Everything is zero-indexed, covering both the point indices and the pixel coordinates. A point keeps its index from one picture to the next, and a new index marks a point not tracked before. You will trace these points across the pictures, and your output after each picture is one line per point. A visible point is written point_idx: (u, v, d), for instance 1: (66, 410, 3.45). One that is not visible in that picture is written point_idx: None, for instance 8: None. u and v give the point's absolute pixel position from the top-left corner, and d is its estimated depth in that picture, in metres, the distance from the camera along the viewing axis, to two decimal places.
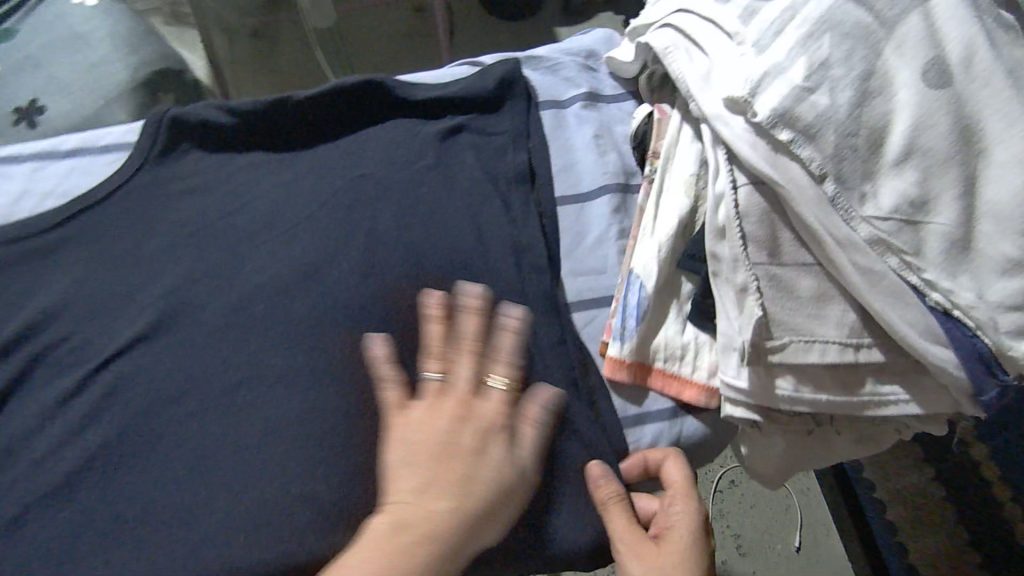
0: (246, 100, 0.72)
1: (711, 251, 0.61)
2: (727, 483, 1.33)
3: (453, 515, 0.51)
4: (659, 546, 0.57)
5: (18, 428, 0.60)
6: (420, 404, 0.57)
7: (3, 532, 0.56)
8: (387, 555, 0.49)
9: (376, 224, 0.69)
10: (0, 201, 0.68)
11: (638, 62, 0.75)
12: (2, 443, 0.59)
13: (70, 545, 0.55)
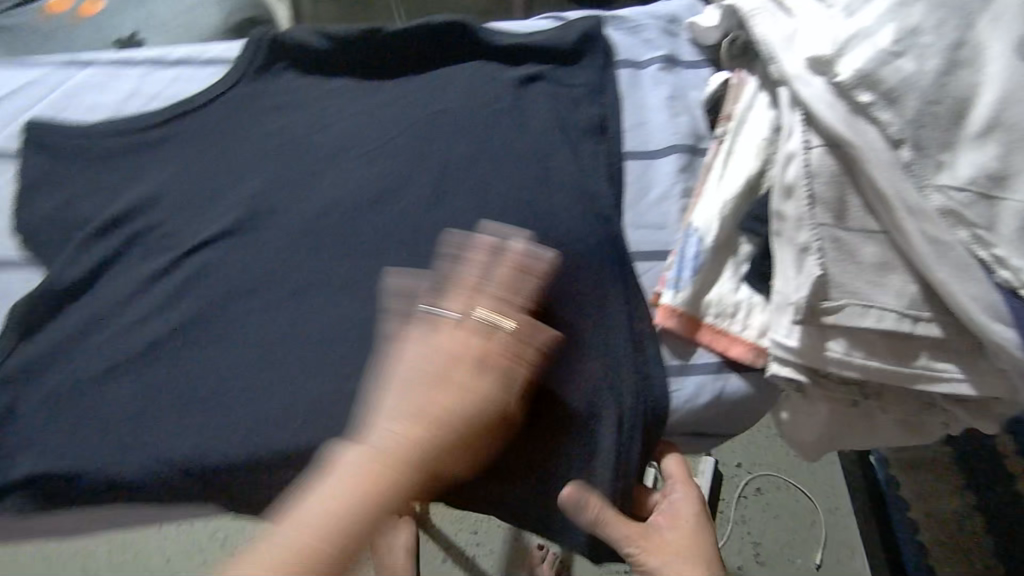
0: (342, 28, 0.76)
1: (776, 210, 0.61)
2: (752, 490, 1.32)
3: (416, 439, 0.56)
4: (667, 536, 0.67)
5: (108, 299, 0.66)
6: (441, 329, 0.60)
7: (94, 387, 0.62)
8: (378, 462, 0.54)
9: (449, 155, 0.72)
10: (113, 98, 0.73)
11: (721, 28, 0.76)
12: (94, 310, 0.65)
13: (154, 405, 0.62)
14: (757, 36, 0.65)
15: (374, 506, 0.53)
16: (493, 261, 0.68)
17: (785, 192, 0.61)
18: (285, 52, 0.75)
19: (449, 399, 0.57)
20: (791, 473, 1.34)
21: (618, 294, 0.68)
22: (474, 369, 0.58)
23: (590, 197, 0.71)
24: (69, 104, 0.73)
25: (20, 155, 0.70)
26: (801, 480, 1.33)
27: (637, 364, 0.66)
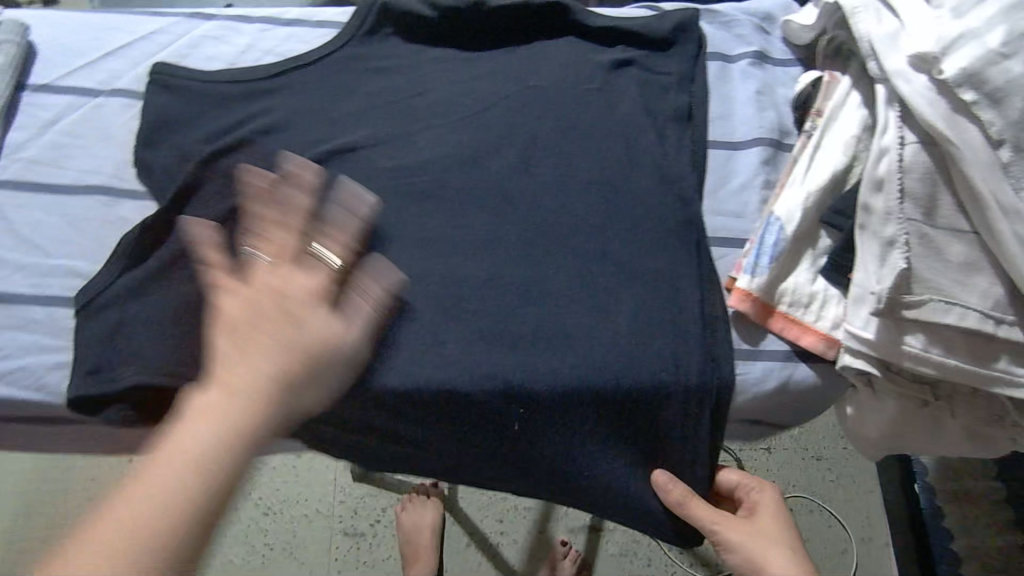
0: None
1: (864, 202, 0.62)
2: None
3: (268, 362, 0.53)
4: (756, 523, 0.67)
5: None
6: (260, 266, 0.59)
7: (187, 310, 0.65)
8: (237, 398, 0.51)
9: (538, 129, 0.75)
10: (229, 49, 0.78)
11: (818, 27, 0.76)
12: None
13: None
14: (856, 34, 0.65)
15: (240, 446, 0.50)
16: (573, 231, 0.70)
17: (875, 186, 0.61)
18: (392, 19, 0.79)
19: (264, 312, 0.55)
20: (827, 498, 1.27)
21: (693, 274, 0.69)
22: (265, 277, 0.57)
23: (673, 178, 0.73)
24: (192, 52, 0.78)
25: (142, 94, 0.75)
26: (835, 506, 1.27)
27: (708, 343, 0.67)
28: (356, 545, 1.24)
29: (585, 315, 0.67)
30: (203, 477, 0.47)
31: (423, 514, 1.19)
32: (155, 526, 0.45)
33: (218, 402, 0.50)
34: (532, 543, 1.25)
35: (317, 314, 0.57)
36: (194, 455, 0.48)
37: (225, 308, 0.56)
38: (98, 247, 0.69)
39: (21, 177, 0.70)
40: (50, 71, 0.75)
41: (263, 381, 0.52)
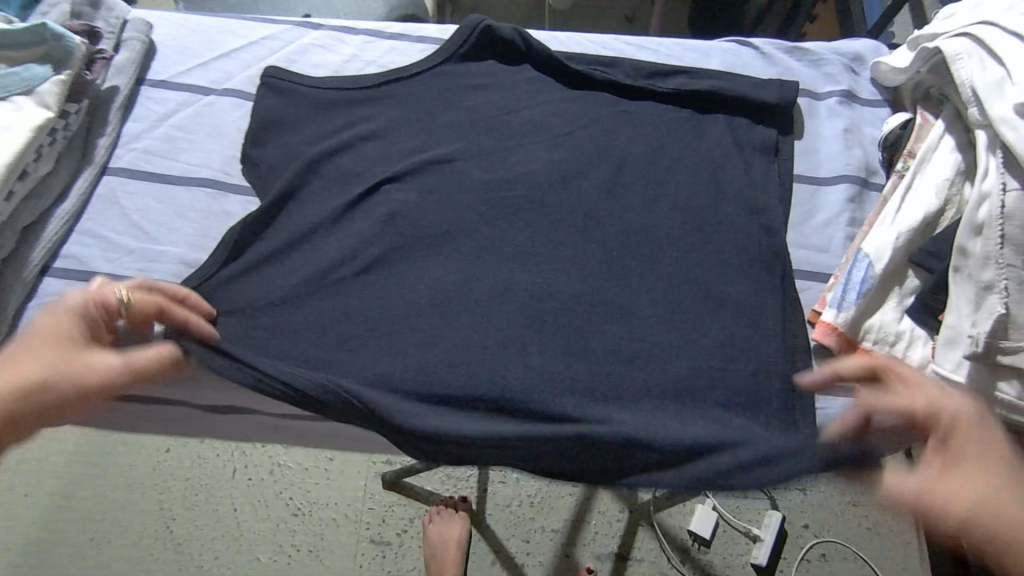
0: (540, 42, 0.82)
1: (961, 245, 0.62)
2: (817, 555, 1.23)
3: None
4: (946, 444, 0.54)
5: (301, 228, 0.71)
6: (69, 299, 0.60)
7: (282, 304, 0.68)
8: None
9: (626, 153, 0.77)
10: (335, 58, 0.82)
11: (911, 70, 0.77)
12: (288, 236, 0.71)
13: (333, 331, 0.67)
14: (958, 80, 0.67)
15: None
16: (658, 254, 0.71)
17: (974, 229, 0.62)
18: (488, 46, 0.82)
19: None
20: (861, 545, 1.22)
21: (779, 305, 0.70)
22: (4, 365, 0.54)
23: (759, 209, 0.74)
24: (300, 59, 0.81)
25: (253, 95, 0.79)
26: (870, 554, 1.22)
27: (787, 375, 0.67)
28: (381, 553, 1.22)
29: (665, 335, 0.68)
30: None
31: (450, 527, 1.17)
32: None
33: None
34: (557, 566, 1.22)
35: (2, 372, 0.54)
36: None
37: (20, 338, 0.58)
38: (202, 236, 0.71)
39: (134, 166, 0.74)
40: (168, 68, 0.79)
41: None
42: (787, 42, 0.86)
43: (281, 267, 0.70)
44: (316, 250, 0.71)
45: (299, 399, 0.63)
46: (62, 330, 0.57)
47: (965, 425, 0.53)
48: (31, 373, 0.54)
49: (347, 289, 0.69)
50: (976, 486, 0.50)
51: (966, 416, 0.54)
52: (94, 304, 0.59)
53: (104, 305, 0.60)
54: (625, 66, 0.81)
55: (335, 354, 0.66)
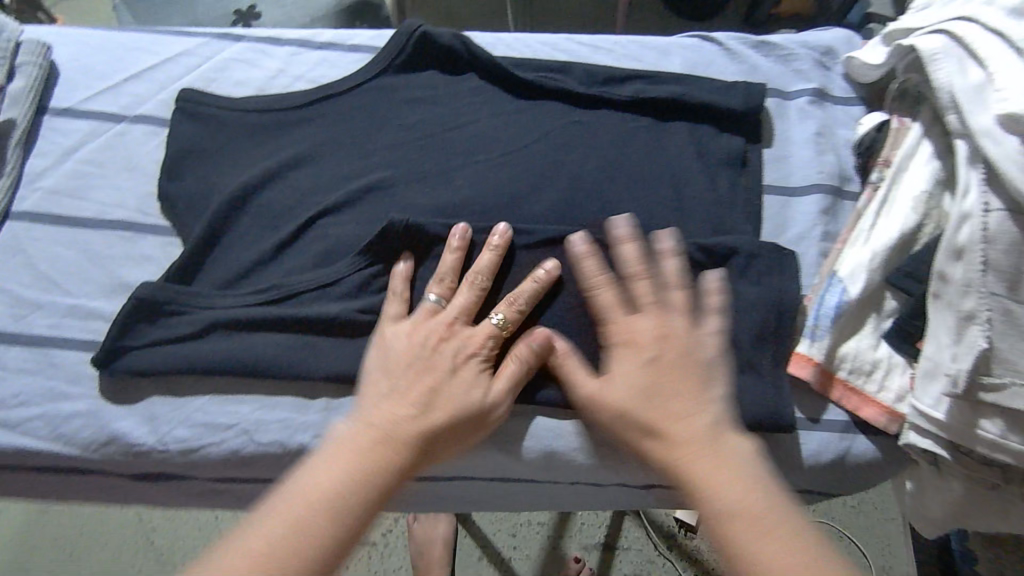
0: (485, 48, 0.76)
1: (940, 271, 0.57)
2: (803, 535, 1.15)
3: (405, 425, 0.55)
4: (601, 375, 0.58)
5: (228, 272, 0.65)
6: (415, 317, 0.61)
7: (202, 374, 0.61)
8: (356, 475, 0.52)
9: (583, 169, 0.70)
10: (260, 74, 0.75)
11: (887, 67, 0.71)
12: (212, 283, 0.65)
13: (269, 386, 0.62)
14: (936, 83, 0.61)
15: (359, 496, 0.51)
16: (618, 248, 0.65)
17: (954, 253, 0.57)
18: (429, 54, 0.75)
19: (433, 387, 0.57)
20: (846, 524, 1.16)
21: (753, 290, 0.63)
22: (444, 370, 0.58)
23: (728, 227, 0.68)
24: (221, 77, 0.74)
25: (169, 121, 0.71)
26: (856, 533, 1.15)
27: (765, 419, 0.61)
28: (365, 558, 1.17)
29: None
30: (318, 517, 0.49)
31: (434, 527, 1.12)
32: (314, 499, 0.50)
33: (323, 469, 0.52)
34: (545, 561, 1.18)
35: (468, 373, 0.58)
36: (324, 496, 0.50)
37: (388, 343, 0.60)
38: (117, 285, 0.64)
39: (40, 209, 0.67)
40: (74, 93, 0.72)
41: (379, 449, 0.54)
42: (752, 36, 0.79)
43: (185, 317, 0.62)
44: (228, 299, 0.63)
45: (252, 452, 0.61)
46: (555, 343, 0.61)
47: (722, 483, 0.52)
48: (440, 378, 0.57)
49: (278, 341, 0.62)
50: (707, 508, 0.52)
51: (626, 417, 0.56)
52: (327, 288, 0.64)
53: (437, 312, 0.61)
54: (578, 73, 0.75)
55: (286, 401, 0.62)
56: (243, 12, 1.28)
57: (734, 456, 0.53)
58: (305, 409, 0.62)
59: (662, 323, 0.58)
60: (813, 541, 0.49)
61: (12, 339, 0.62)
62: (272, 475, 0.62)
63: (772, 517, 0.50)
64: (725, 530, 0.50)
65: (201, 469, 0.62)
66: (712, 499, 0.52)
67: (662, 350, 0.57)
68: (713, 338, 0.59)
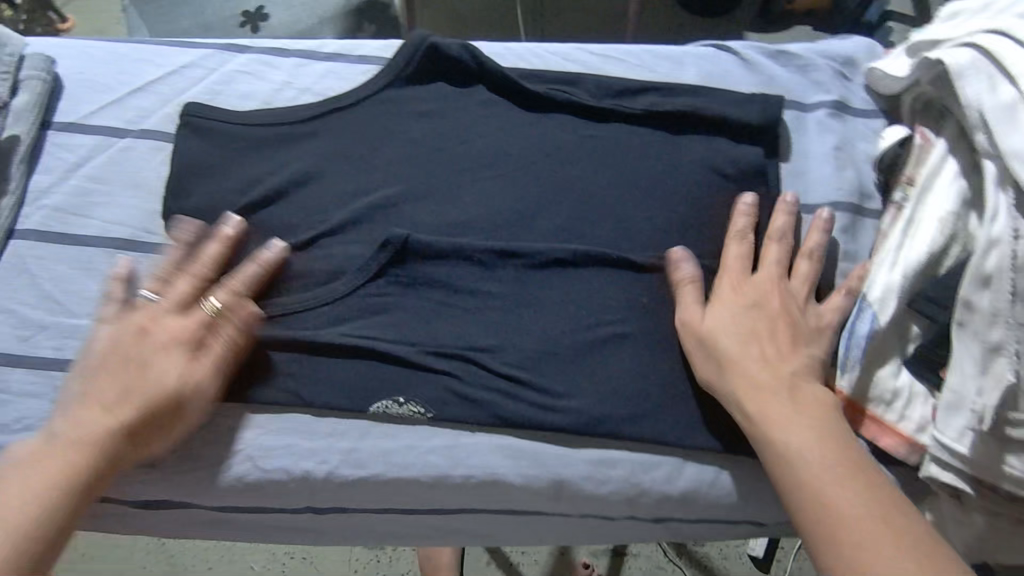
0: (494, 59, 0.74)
1: (966, 298, 0.55)
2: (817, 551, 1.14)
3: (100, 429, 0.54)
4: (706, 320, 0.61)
5: None
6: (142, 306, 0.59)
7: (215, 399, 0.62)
8: (54, 478, 0.53)
9: (594, 185, 0.69)
10: (266, 87, 0.73)
11: (910, 79, 0.68)
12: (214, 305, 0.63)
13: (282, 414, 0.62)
14: (964, 99, 0.59)
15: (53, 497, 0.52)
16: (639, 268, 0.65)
17: (981, 282, 0.55)
18: (436, 65, 0.73)
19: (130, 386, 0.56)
20: None
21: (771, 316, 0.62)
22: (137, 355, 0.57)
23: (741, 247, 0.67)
24: (226, 90, 0.73)
25: (173, 136, 0.70)
26: None
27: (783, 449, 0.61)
28: None
29: (630, 365, 0.62)
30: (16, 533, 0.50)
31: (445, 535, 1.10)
32: (32, 510, 0.51)
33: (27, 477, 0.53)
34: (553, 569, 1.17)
35: (174, 359, 0.58)
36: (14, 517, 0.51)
37: (171, 354, 0.58)
38: None
39: (44, 227, 0.66)
40: (78, 108, 0.71)
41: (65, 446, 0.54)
42: (769, 46, 0.77)
43: None
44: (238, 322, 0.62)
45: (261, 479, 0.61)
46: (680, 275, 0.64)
47: (788, 431, 0.55)
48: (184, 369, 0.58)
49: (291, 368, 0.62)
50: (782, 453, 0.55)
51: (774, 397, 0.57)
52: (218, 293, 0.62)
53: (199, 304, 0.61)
54: (589, 85, 0.73)
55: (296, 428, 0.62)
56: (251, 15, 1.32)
57: (816, 408, 0.56)
58: (313, 435, 0.62)
59: (777, 282, 0.63)
60: (878, 488, 0.53)
61: (16, 360, 0.62)
62: (279, 501, 0.62)
63: (841, 469, 0.53)
64: (806, 476, 0.53)
65: (207, 494, 0.61)
66: (791, 438, 0.55)
67: (762, 299, 0.62)
68: (829, 316, 0.62)
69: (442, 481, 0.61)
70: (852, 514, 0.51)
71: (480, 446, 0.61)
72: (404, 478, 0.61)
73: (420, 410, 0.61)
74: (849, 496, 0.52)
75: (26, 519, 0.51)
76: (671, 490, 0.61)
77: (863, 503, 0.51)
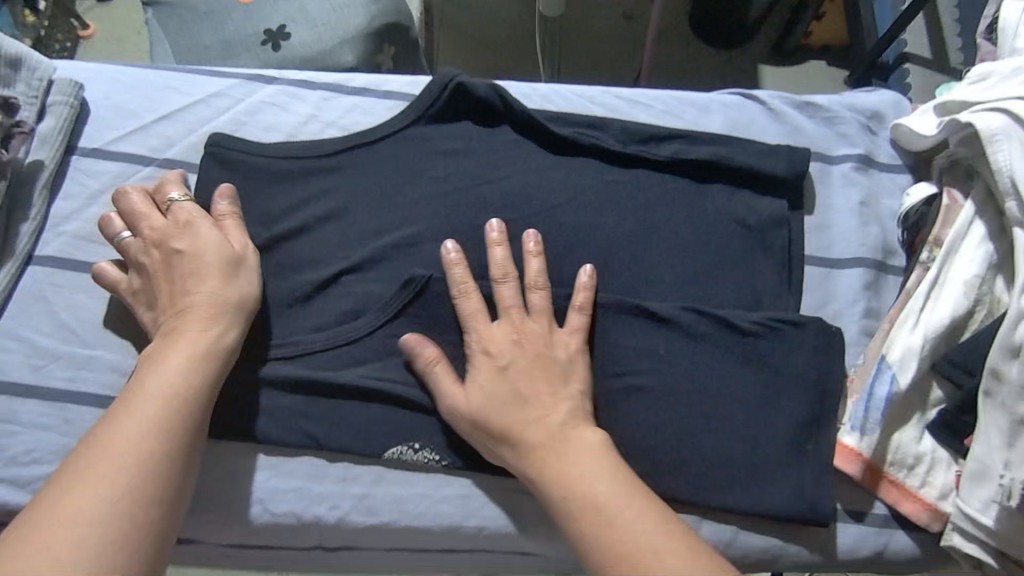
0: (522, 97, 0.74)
1: (995, 368, 0.55)
2: None
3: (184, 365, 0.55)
4: (511, 369, 0.59)
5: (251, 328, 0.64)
6: (133, 244, 0.61)
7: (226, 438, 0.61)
8: (154, 427, 0.52)
9: (617, 231, 0.68)
10: (291, 119, 0.73)
11: (938, 138, 0.68)
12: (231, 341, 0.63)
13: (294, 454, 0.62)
14: (995, 165, 0.59)
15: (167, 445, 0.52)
16: (659, 320, 0.64)
17: (1011, 351, 0.54)
18: (462, 104, 0.73)
19: (194, 300, 0.58)
20: None
21: (789, 377, 0.62)
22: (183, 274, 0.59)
23: (760, 303, 0.67)
24: (251, 121, 0.73)
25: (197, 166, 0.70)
26: None
27: (804, 512, 0.59)
28: None
29: (649, 418, 0.61)
30: (132, 501, 0.49)
31: None
32: (141, 464, 0.51)
33: (125, 428, 0.51)
34: None
35: (213, 245, 0.60)
36: (128, 462, 0.50)
37: (171, 254, 0.60)
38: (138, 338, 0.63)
39: (63, 254, 0.66)
40: (102, 134, 0.71)
41: (158, 397, 0.53)
42: (796, 96, 0.77)
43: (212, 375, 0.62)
44: (259, 360, 0.62)
45: (271, 519, 0.61)
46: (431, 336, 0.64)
47: (581, 463, 0.55)
48: (201, 252, 0.60)
49: (305, 410, 0.62)
50: (586, 503, 0.53)
51: (558, 456, 0.56)
52: (228, 218, 0.64)
53: (176, 216, 0.62)
54: (615, 129, 0.72)
55: (309, 468, 0.62)
56: (274, 32, 1.08)
57: (590, 453, 0.56)
58: (326, 478, 0.61)
59: (548, 332, 0.62)
60: (698, 542, 0.52)
61: (28, 390, 0.61)
62: (287, 543, 0.62)
63: (635, 506, 0.53)
64: (585, 517, 0.53)
65: (216, 535, 0.61)
66: (547, 465, 0.56)
67: (517, 356, 0.60)
68: (573, 339, 0.62)
69: (453, 531, 0.61)
70: (649, 552, 0.50)
71: (495, 497, 0.61)
72: (417, 525, 0.61)
73: (435, 457, 0.61)
74: (647, 528, 0.51)
75: (138, 481, 0.50)
76: None
77: (689, 557, 0.50)
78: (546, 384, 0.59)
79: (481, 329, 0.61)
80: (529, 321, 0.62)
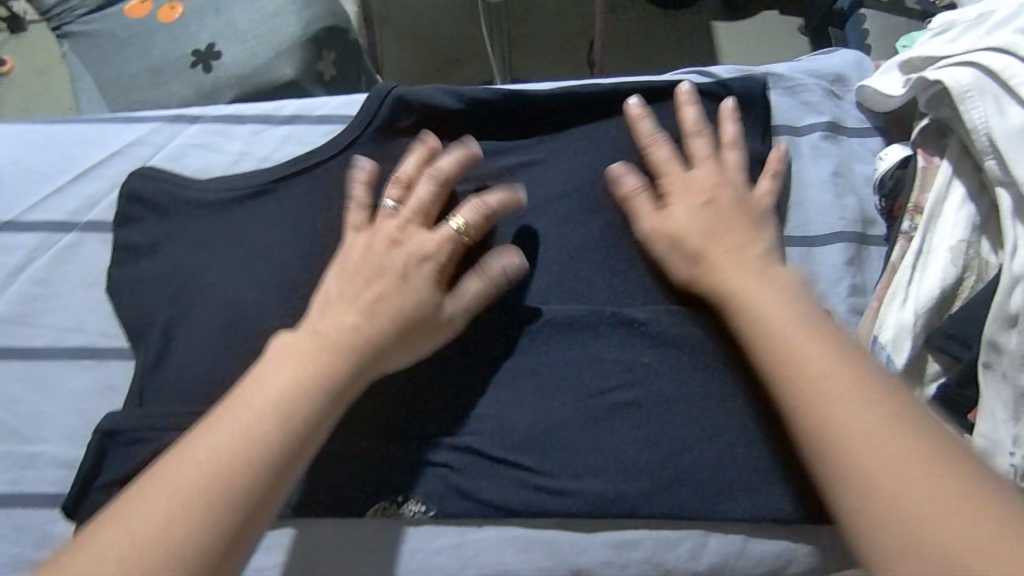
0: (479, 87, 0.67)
1: (992, 340, 0.53)
2: None
3: (345, 329, 0.52)
4: (718, 210, 0.59)
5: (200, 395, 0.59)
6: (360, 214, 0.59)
7: None
8: (278, 367, 0.50)
9: (586, 236, 0.64)
10: (220, 160, 0.68)
11: (907, 97, 0.65)
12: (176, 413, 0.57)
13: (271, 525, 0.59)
14: (969, 124, 0.56)
15: (300, 407, 0.48)
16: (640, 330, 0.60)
17: (1007, 320, 0.52)
18: (409, 114, 0.67)
19: (382, 291, 0.54)
20: None
21: None
22: (397, 264, 0.55)
23: None
24: (176, 167, 0.67)
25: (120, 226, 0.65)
26: None
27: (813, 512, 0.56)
28: None
29: (644, 435, 0.57)
30: (252, 457, 0.46)
31: None
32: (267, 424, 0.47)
33: (284, 368, 0.50)
34: None
35: (421, 235, 0.57)
36: (274, 408, 0.48)
37: (376, 235, 0.57)
38: (82, 427, 0.59)
39: None
40: (15, 203, 0.66)
41: (288, 339, 0.52)
42: (755, 68, 0.73)
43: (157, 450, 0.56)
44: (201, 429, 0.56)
45: None
46: (423, 246, 0.56)
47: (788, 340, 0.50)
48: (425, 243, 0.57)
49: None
50: (848, 423, 0.46)
51: (793, 317, 0.51)
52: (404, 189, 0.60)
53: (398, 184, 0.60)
54: (570, 126, 0.68)
55: (291, 537, 0.58)
56: (203, 53, 0.98)
57: (812, 347, 0.49)
58: (311, 542, 0.58)
59: (745, 187, 0.61)
60: (969, 486, 0.43)
61: None
62: None
63: (852, 389, 0.47)
64: (842, 427, 0.46)
65: None
66: (769, 350, 0.51)
67: (716, 196, 0.59)
68: (765, 198, 0.62)
69: None
70: (901, 477, 0.43)
71: (490, 541, 0.58)
72: None
73: (421, 508, 0.58)
74: (947, 488, 0.42)
75: (263, 430, 0.47)
76: (697, 565, 0.57)
77: (932, 505, 0.42)
78: (746, 231, 0.58)
79: (695, 177, 0.61)
80: (728, 172, 0.62)
